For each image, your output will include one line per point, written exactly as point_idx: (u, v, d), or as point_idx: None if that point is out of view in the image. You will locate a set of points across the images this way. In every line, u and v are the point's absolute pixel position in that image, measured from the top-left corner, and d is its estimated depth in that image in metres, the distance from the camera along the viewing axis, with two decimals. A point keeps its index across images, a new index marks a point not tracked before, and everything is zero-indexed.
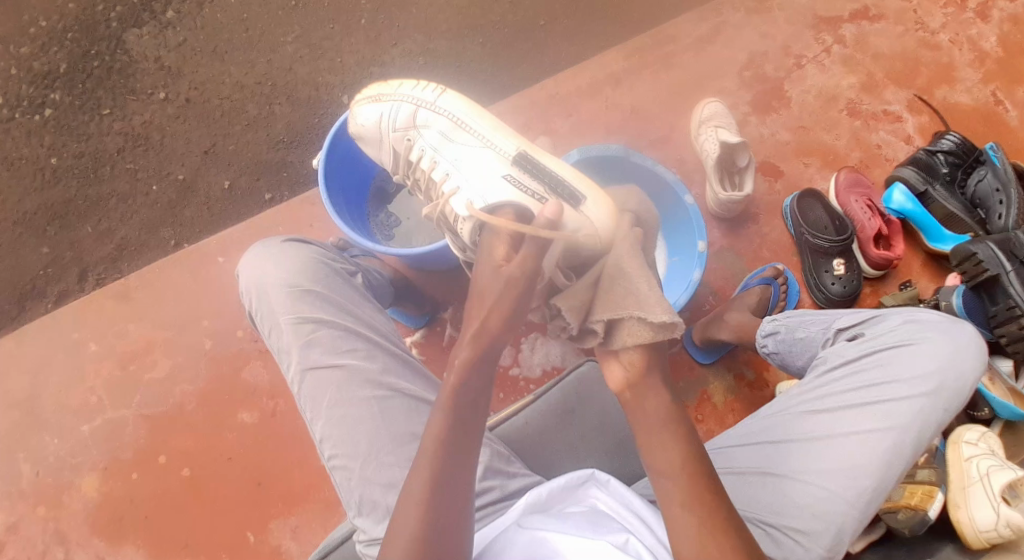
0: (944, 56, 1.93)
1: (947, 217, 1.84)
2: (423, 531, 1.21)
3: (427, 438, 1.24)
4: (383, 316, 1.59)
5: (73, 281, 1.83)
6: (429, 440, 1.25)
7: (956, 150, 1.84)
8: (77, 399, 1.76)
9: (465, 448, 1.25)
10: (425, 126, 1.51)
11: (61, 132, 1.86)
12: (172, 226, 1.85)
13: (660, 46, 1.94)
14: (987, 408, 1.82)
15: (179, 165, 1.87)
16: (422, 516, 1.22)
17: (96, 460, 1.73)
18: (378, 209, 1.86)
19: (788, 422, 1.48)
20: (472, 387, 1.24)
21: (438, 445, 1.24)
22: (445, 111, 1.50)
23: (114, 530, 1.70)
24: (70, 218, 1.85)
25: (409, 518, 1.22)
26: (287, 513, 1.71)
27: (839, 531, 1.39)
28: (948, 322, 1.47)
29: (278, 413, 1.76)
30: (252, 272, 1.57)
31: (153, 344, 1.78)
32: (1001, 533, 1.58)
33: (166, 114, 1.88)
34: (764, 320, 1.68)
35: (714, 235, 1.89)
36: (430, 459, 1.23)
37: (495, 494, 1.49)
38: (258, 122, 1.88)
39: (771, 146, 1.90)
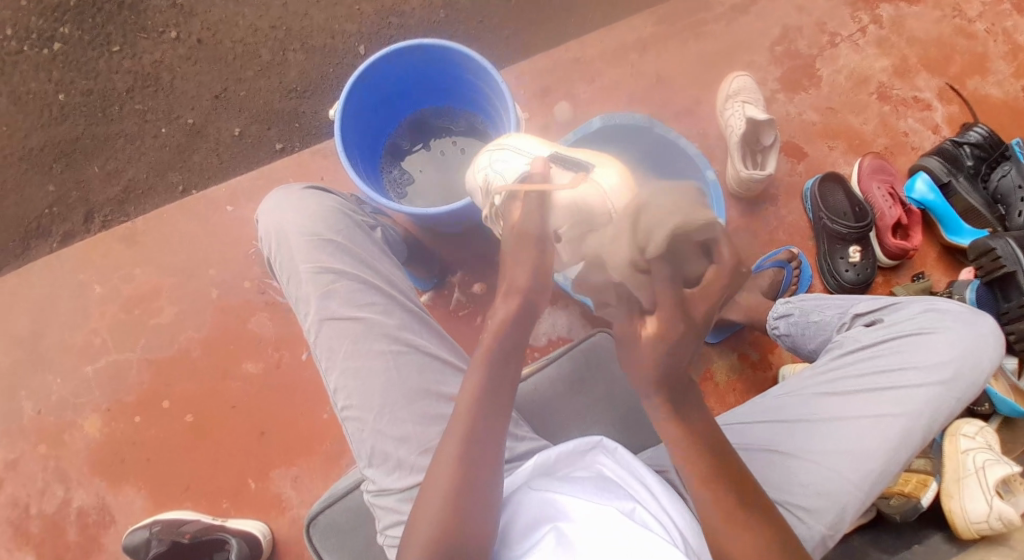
0: (980, 46, 1.88)
1: (967, 210, 1.81)
2: (455, 487, 1.24)
3: (464, 397, 1.28)
4: (401, 271, 1.61)
5: (79, 222, 1.81)
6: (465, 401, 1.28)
7: (983, 143, 1.80)
8: (80, 340, 1.75)
9: (494, 412, 1.28)
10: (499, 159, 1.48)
11: (70, 67, 1.82)
12: (181, 171, 1.81)
13: (692, 14, 1.88)
14: (988, 404, 1.79)
15: (189, 109, 1.82)
16: (453, 474, 1.25)
17: (98, 402, 1.73)
18: (392, 164, 1.82)
19: (800, 402, 1.47)
20: (505, 345, 1.28)
21: (474, 409, 1.27)
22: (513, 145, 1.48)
23: (115, 472, 1.71)
24: (77, 157, 1.81)
25: (440, 478, 1.25)
26: (288, 464, 1.72)
27: (841, 511, 1.39)
28: (968, 313, 1.48)
29: (282, 365, 1.75)
30: (279, 219, 1.57)
31: (159, 289, 1.76)
32: (992, 526, 1.61)
33: (177, 54, 1.83)
34: (777, 302, 1.69)
35: (731, 213, 1.86)
36: (466, 419, 1.27)
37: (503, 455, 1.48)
38: (271, 68, 1.82)
39: (796, 126, 1.87)
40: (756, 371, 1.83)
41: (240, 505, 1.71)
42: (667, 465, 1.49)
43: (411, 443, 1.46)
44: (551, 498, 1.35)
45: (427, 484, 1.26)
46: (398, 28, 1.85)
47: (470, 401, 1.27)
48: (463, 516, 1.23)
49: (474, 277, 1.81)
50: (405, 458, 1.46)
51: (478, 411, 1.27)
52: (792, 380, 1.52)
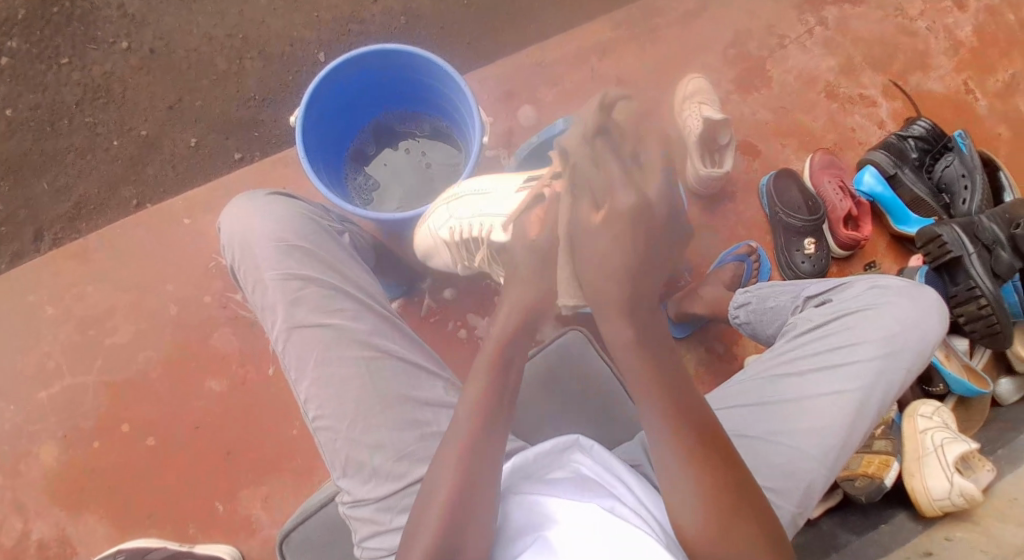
0: (921, 43, 1.96)
1: (914, 200, 1.89)
2: (454, 492, 1.24)
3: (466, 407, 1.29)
4: (366, 273, 1.58)
5: (28, 240, 1.73)
6: (466, 411, 1.29)
7: (926, 136, 1.89)
8: (32, 364, 1.67)
9: (494, 423, 1.29)
10: (457, 203, 1.53)
11: (16, 82, 1.75)
12: (135, 185, 1.76)
13: (648, 18, 1.91)
14: (942, 384, 1.88)
15: (143, 120, 1.77)
16: (456, 477, 1.25)
17: (54, 428, 1.65)
18: (357, 171, 1.80)
19: (761, 386, 1.50)
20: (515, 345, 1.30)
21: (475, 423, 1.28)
22: (468, 188, 1.53)
23: (74, 500, 1.63)
24: (25, 173, 1.74)
25: (435, 497, 1.25)
26: (258, 483, 1.67)
27: (807, 489, 1.43)
28: (911, 287, 1.52)
29: (249, 381, 1.70)
30: (235, 228, 1.54)
31: (115, 308, 1.69)
32: (954, 502, 1.65)
33: (128, 65, 1.77)
34: (736, 292, 1.72)
35: (691, 211, 1.90)
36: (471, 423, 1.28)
37: None
38: (228, 77, 1.79)
39: (750, 125, 1.92)
40: (724, 365, 1.86)
41: (208, 528, 1.65)
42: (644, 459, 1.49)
43: (385, 450, 1.44)
44: (536, 502, 1.33)
45: (428, 490, 1.27)
46: (358, 35, 1.83)
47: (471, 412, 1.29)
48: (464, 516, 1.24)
49: (443, 283, 1.80)
50: (382, 466, 1.43)
51: (488, 417, 1.29)
52: (752, 364, 1.56)
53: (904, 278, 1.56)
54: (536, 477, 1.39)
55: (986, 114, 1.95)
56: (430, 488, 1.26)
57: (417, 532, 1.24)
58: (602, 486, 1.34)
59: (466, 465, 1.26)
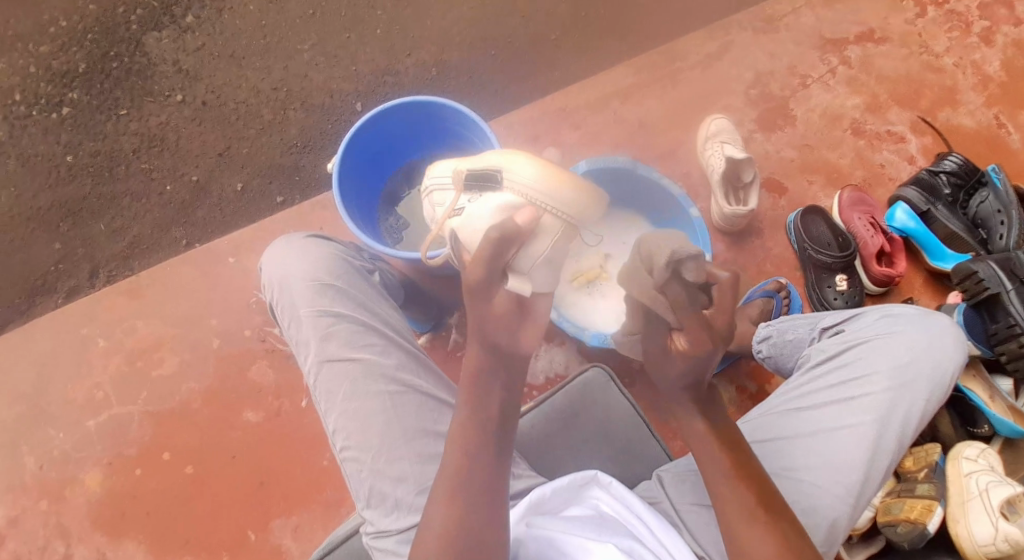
0: (948, 79, 1.96)
1: (949, 237, 1.86)
2: (451, 516, 1.25)
3: (458, 426, 1.27)
4: (393, 310, 1.65)
5: (84, 278, 1.85)
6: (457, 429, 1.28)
7: (958, 171, 1.86)
8: (83, 395, 1.77)
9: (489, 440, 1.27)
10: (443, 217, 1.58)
11: (78, 130, 1.89)
12: (184, 226, 1.87)
13: (669, 63, 1.96)
14: (987, 425, 1.82)
15: (193, 166, 1.89)
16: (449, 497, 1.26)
17: (99, 456, 1.74)
18: (389, 212, 1.88)
19: (779, 420, 1.49)
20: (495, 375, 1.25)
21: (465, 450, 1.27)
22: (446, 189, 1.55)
23: (116, 525, 1.71)
24: (84, 215, 1.87)
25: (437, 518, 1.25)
26: (289, 512, 1.72)
27: (830, 527, 1.40)
28: (922, 315, 1.51)
29: (282, 413, 1.77)
30: (269, 268, 1.63)
31: (160, 342, 1.79)
32: (999, 548, 1.61)
33: (182, 116, 1.91)
34: (759, 326, 1.72)
35: (719, 248, 1.91)
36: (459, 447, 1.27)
37: None
38: (273, 126, 1.90)
39: (775, 163, 1.93)
40: (753, 401, 1.84)
41: (240, 556, 1.70)
42: (662, 496, 1.50)
43: (407, 483, 1.48)
44: (553, 538, 1.37)
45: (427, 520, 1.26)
46: (393, 87, 1.94)
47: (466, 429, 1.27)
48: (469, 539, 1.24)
49: None
50: (403, 497, 1.47)
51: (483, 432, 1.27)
52: (770, 399, 1.55)
53: (917, 307, 1.55)
54: (553, 512, 1.42)
55: (1019, 147, 1.92)
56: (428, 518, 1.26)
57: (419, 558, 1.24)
58: (623, 526, 1.40)
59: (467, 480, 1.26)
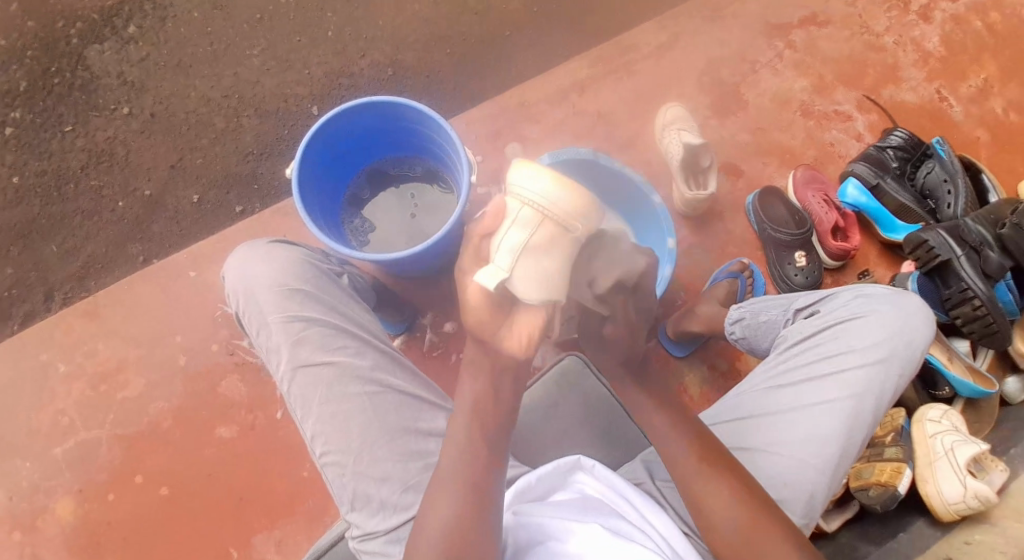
0: (890, 57, 2.03)
1: (900, 209, 1.91)
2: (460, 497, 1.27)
3: (466, 402, 1.32)
4: (367, 314, 1.63)
5: (39, 302, 1.80)
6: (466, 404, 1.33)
7: (905, 145, 1.93)
8: (47, 422, 1.71)
9: (496, 418, 1.33)
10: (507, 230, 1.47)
11: (22, 150, 1.84)
12: (141, 242, 1.82)
13: (623, 53, 1.99)
14: (948, 387, 1.88)
15: (146, 180, 1.84)
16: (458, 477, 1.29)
17: (69, 484, 1.68)
18: (353, 214, 1.86)
19: (758, 399, 1.53)
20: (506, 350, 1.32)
21: (474, 428, 1.31)
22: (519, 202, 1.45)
23: (91, 554, 1.65)
24: (34, 237, 1.81)
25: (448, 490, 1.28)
26: (272, 527, 1.69)
27: (810, 499, 1.45)
28: (894, 293, 1.55)
29: (257, 426, 1.73)
30: (235, 277, 1.59)
31: (125, 363, 1.74)
32: (970, 505, 1.66)
33: (130, 129, 1.86)
34: (730, 308, 1.75)
35: (682, 234, 1.94)
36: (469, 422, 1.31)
37: None
38: (226, 134, 1.87)
39: (731, 147, 1.97)
40: (726, 381, 1.87)
41: None
42: (645, 477, 1.51)
43: (392, 483, 1.47)
44: (540, 523, 1.38)
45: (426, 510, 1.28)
46: (349, 88, 1.92)
47: (475, 406, 1.32)
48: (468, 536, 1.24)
49: (444, 316, 1.84)
50: (388, 498, 1.46)
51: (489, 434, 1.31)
52: (748, 378, 1.59)
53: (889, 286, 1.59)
54: (539, 499, 1.44)
55: (961, 119, 2.00)
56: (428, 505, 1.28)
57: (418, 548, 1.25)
58: (609, 507, 1.41)
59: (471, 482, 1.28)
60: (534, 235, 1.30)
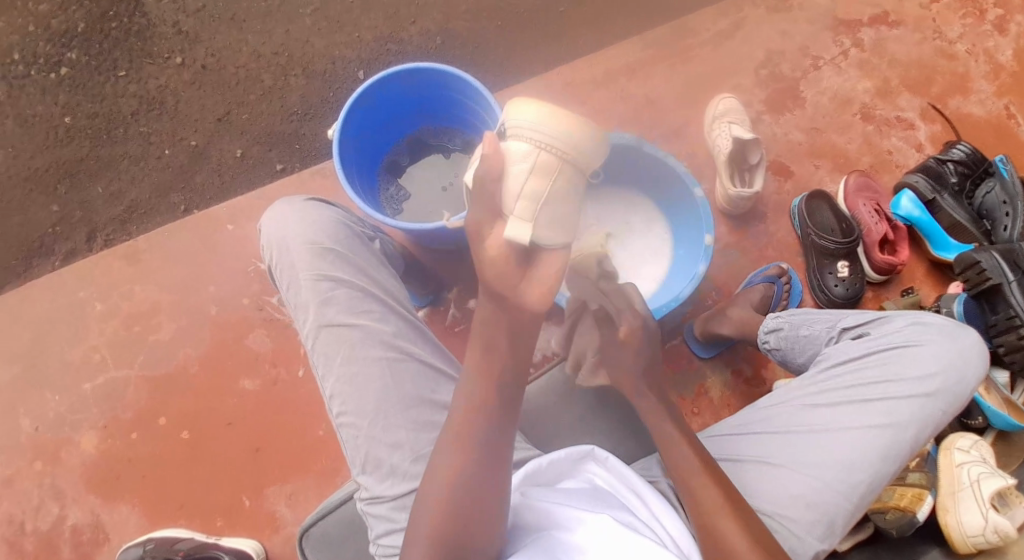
0: (960, 67, 1.94)
1: (953, 226, 1.84)
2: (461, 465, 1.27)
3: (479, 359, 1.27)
4: (396, 282, 1.64)
5: (82, 242, 1.85)
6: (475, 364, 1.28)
7: (966, 160, 1.85)
8: (78, 357, 1.77)
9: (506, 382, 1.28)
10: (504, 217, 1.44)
11: (75, 91, 1.88)
12: (182, 191, 1.86)
13: (679, 39, 1.94)
14: (981, 417, 1.84)
15: (192, 131, 1.88)
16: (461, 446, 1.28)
17: (95, 418, 1.74)
18: (390, 181, 1.86)
19: (791, 414, 1.50)
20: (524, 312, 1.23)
21: (485, 392, 1.28)
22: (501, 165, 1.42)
23: (111, 488, 1.71)
24: (82, 178, 1.87)
25: (450, 453, 1.28)
26: (283, 481, 1.73)
27: (831, 521, 1.42)
28: (952, 326, 1.52)
29: (279, 381, 1.76)
30: (270, 229, 1.62)
31: (158, 307, 1.78)
32: (988, 539, 1.62)
33: (181, 79, 1.89)
34: (767, 317, 1.72)
35: (722, 231, 1.90)
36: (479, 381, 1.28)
37: None
38: (273, 93, 1.89)
39: (783, 145, 1.91)
40: (749, 385, 1.85)
41: (235, 521, 1.71)
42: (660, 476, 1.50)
43: (404, 449, 1.48)
44: (543, 504, 1.36)
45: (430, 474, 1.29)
46: (395, 53, 1.92)
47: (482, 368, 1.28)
48: (462, 544, 1.25)
49: (470, 293, 1.84)
50: (399, 464, 1.48)
51: (478, 435, 1.28)
52: (782, 390, 1.55)
53: (944, 318, 1.55)
54: (546, 484, 1.42)
55: None
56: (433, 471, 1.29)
57: (419, 516, 1.28)
58: (617, 499, 1.39)
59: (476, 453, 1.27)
60: (551, 184, 1.28)
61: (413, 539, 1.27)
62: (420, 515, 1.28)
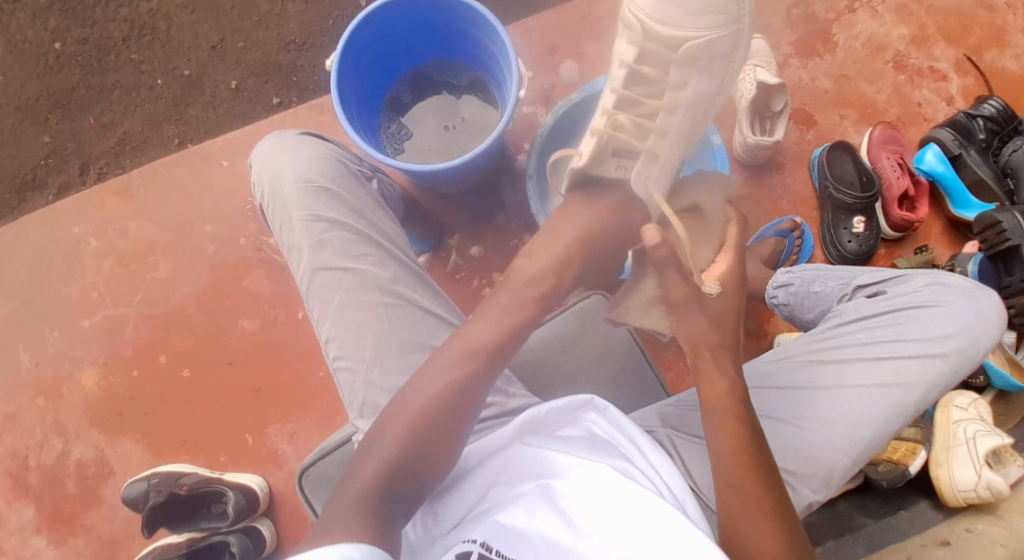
0: (999, 19, 1.84)
1: (977, 184, 1.78)
2: (441, 398, 1.24)
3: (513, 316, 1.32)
4: (392, 220, 1.57)
5: (74, 173, 1.80)
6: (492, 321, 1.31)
7: (997, 117, 1.77)
8: (77, 293, 1.74)
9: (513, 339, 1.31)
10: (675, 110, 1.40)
11: (66, 16, 1.82)
12: (176, 124, 1.80)
13: None
14: (983, 376, 1.83)
15: (185, 60, 1.80)
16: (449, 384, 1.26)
17: (96, 356, 1.73)
18: (391, 119, 1.79)
19: (797, 370, 1.47)
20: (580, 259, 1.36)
21: (493, 344, 1.29)
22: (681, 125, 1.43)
23: (112, 424, 1.72)
24: (72, 107, 1.81)
25: (434, 384, 1.25)
26: (284, 420, 1.72)
27: (829, 477, 1.40)
28: (972, 287, 1.46)
29: (278, 323, 1.74)
30: (261, 163, 1.54)
31: (155, 244, 1.75)
32: (980, 495, 1.64)
33: (174, 2, 1.81)
34: (777, 271, 1.69)
35: (737, 181, 1.84)
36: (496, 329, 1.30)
37: (494, 409, 1.43)
38: (270, 19, 1.80)
39: (808, 93, 1.83)
40: (754, 340, 1.82)
41: (236, 459, 1.72)
42: (658, 424, 1.47)
43: None
44: (541, 453, 1.28)
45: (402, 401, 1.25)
46: None
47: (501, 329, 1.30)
48: (413, 476, 1.19)
49: (473, 240, 1.79)
50: None
51: (473, 380, 1.27)
52: (790, 344, 1.52)
53: (965, 278, 1.50)
54: (544, 432, 1.32)
55: None
56: (406, 398, 1.25)
57: (378, 441, 1.22)
58: (617, 451, 1.30)
59: (460, 392, 1.25)
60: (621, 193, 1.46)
61: (366, 459, 1.20)
62: (380, 440, 1.22)
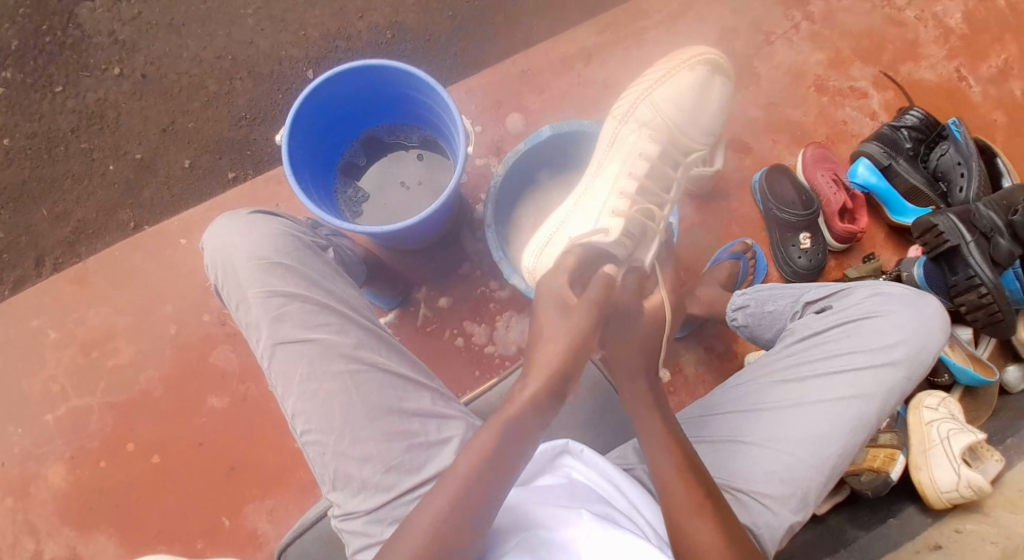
0: (910, 33, 1.96)
1: (910, 191, 1.86)
2: (450, 512, 1.23)
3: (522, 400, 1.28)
4: (350, 287, 1.53)
5: (30, 267, 1.81)
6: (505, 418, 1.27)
7: (920, 125, 1.87)
8: (38, 388, 1.71)
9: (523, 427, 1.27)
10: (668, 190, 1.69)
11: (13, 111, 1.85)
12: (131, 208, 1.83)
13: (635, 20, 1.91)
14: (947, 375, 1.86)
15: (137, 144, 1.85)
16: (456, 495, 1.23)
17: (62, 450, 1.69)
18: (346, 184, 1.83)
19: (760, 392, 1.48)
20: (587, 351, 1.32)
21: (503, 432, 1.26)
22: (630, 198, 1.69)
23: (83, 520, 1.66)
24: (25, 201, 1.83)
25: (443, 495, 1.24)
26: (262, 498, 1.68)
27: (805, 495, 1.41)
28: (912, 293, 1.50)
29: (249, 398, 1.72)
30: (213, 246, 1.49)
31: (116, 330, 1.73)
32: (963, 493, 1.65)
33: (121, 90, 1.86)
34: (734, 293, 1.70)
35: (686, 210, 1.90)
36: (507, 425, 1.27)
37: None
38: (219, 98, 1.86)
39: (741, 123, 1.92)
40: (723, 362, 1.85)
41: (214, 544, 1.66)
42: (637, 463, 1.42)
43: (373, 463, 1.39)
44: (523, 506, 1.30)
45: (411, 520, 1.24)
46: (345, 51, 1.90)
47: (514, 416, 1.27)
48: None
49: (439, 292, 1.81)
50: (368, 478, 1.39)
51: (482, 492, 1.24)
52: (752, 368, 1.53)
53: (906, 285, 1.54)
54: (523, 482, 1.34)
55: (979, 101, 1.94)
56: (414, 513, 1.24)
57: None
58: (595, 493, 1.32)
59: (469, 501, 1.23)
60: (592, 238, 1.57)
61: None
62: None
